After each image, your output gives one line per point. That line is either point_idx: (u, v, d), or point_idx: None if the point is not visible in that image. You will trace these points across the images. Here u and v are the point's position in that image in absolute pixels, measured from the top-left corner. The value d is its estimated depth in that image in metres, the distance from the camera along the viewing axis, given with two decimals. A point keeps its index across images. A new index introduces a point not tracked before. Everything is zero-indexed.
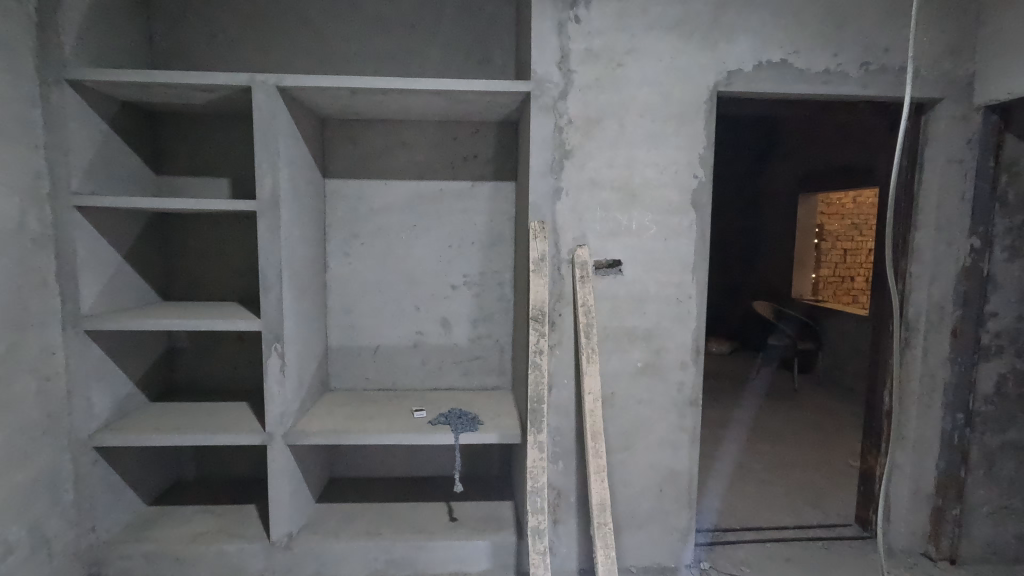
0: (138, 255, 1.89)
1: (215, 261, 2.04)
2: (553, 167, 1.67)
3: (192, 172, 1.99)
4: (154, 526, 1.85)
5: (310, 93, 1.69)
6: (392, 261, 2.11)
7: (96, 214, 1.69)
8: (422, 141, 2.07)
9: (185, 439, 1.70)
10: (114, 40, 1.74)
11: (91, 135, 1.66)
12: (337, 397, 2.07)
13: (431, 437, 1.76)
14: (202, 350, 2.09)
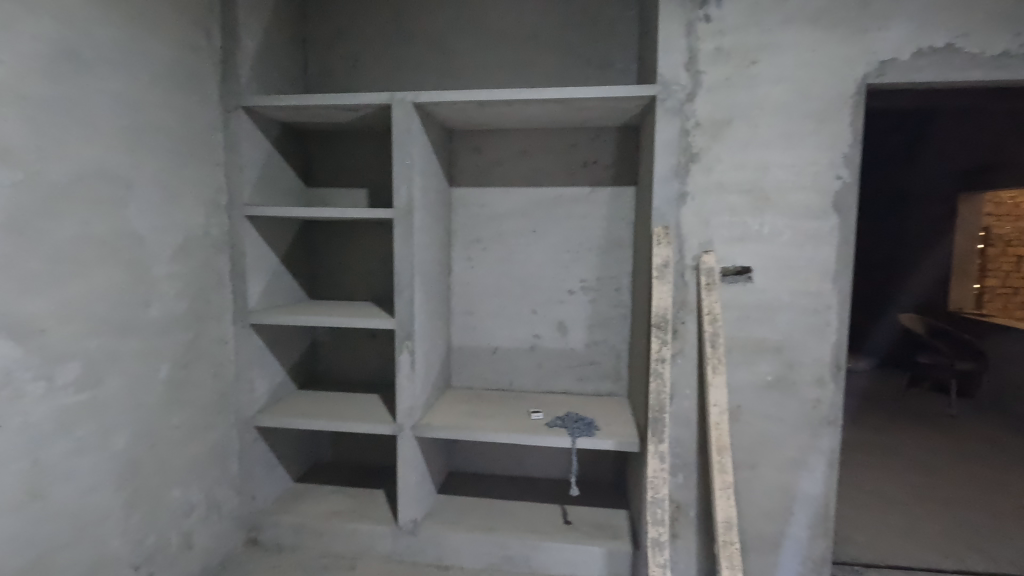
0: (291, 258, 2.13)
1: (354, 265, 2.24)
2: (678, 172, 1.63)
3: (336, 184, 2.20)
4: (299, 501, 2.06)
5: (442, 107, 1.80)
6: (511, 266, 2.18)
7: (261, 222, 1.93)
8: (542, 148, 2.11)
9: (328, 425, 1.88)
10: (277, 69, 1.97)
11: (258, 154, 1.90)
12: (458, 394, 2.18)
13: (548, 440, 1.79)
14: (341, 346, 2.30)
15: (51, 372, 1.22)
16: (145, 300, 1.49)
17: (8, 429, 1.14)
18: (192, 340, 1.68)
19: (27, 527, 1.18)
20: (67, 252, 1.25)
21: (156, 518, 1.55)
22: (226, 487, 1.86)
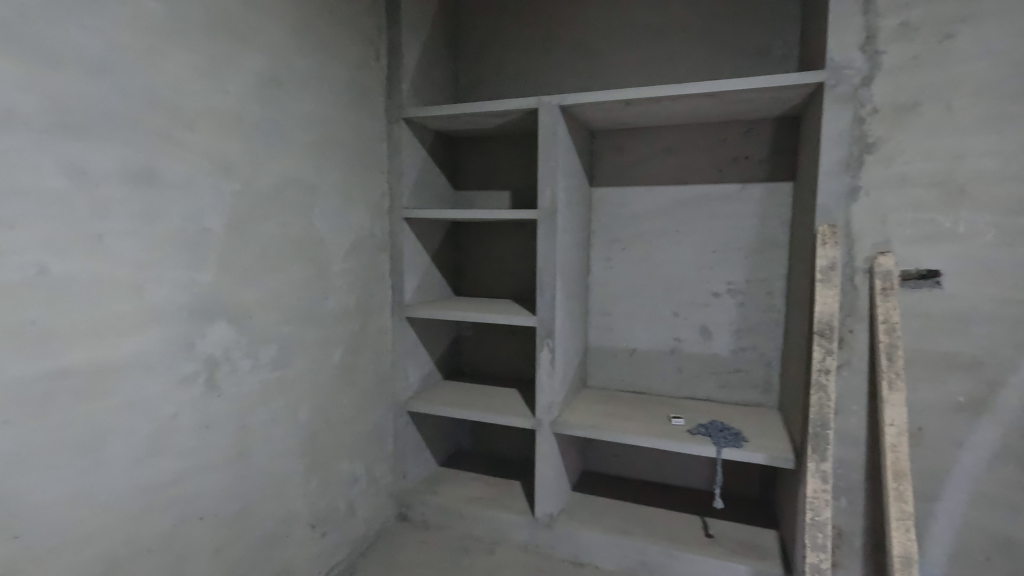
0: (441, 257, 2.28)
1: (497, 264, 2.35)
2: (849, 164, 1.47)
3: (482, 187, 2.32)
4: (444, 484, 2.21)
5: (587, 108, 1.81)
6: (652, 266, 2.13)
7: (417, 224, 2.09)
8: (688, 145, 2.04)
9: (472, 414, 2.00)
10: (433, 81, 2.13)
11: (415, 161, 2.06)
12: (595, 393, 2.18)
13: (691, 447, 1.72)
14: (482, 340, 2.42)
15: (255, 352, 1.44)
16: (323, 293, 1.68)
17: (225, 398, 1.35)
18: (359, 330, 1.88)
19: (236, 482, 1.40)
20: (268, 249, 1.46)
21: (328, 486, 1.75)
22: (382, 464, 2.04)
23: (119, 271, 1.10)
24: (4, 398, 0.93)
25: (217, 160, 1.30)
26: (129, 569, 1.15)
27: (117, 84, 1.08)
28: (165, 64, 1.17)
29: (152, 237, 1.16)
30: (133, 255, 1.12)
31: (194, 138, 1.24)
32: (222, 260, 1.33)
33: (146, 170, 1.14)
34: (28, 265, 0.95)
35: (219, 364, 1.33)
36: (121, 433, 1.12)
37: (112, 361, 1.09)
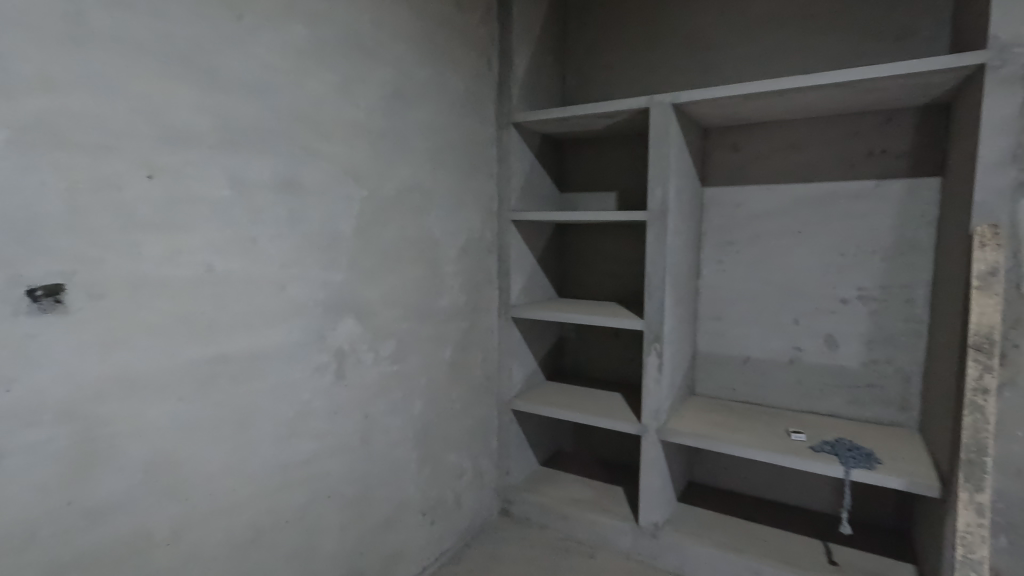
0: (546, 259, 2.30)
1: (601, 266, 2.33)
2: (1018, 155, 1.28)
3: (587, 189, 2.32)
4: (545, 484, 2.22)
5: (702, 105, 1.74)
6: (770, 270, 2.00)
7: (524, 225, 2.12)
8: (813, 140, 1.90)
9: (576, 416, 1.99)
10: (541, 85, 2.15)
11: (523, 164, 2.09)
12: (703, 402, 2.09)
13: (814, 466, 1.60)
14: (586, 343, 2.41)
15: (377, 346, 1.54)
16: (437, 292, 1.76)
17: (351, 387, 1.46)
18: (469, 328, 1.94)
19: (358, 465, 1.50)
20: (389, 250, 1.56)
21: (438, 476, 1.82)
22: (486, 459, 2.10)
23: (267, 269, 1.23)
24: (180, 378, 1.08)
25: (348, 168, 1.41)
26: (271, 536, 1.28)
27: (270, 102, 1.21)
28: (307, 82, 1.29)
29: (294, 238, 1.28)
30: (278, 255, 1.25)
31: (330, 149, 1.36)
32: (351, 259, 1.44)
33: (290, 178, 1.27)
34: (199, 263, 1.10)
35: (346, 356, 1.44)
36: (266, 414, 1.25)
37: (261, 349, 1.23)
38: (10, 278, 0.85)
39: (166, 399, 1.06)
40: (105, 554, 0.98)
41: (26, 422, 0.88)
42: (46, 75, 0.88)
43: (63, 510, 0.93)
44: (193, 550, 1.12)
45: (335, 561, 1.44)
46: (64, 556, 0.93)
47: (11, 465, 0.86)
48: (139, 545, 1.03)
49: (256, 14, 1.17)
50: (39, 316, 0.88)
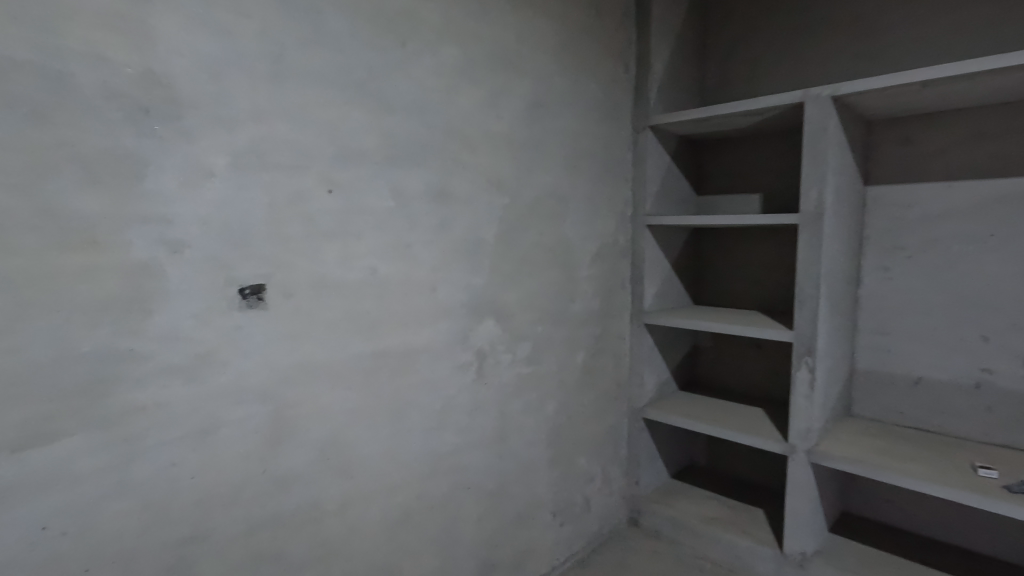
0: (681, 264, 2.22)
1: (742, 272, 2.20)
2: None
3: (729, 191, 2.20)
4: (677, 498, 2.14)
5: (867, 96, 1.58)
6: (950, 279, 1.74)
7: (659, 230, 2.06)
8: (1011, 128, 1.63)
9: (713, 430, 1.89)
10: (679, 86, 2.08)
11: (660, 168, 2.04)
12: (862, 425, 1.88)
13: (1010, 509, 1.36)
14: (723, 353, 2.28)
15: (514, 348, 1.59)
16: (570, 297, 1.77)
17: (490, 386, 1.53)
18: (601, 334, 1.93)
19: (495, 460, 1.56)
20: (527, 255, 1.60)
21: (569, 479, 1.83)
22: (616, 467, 2.07)
23: (421, 273, 1.33)
24: (348, 369, 1.21)
25: (492, 178, 1.48)
26: (418, 520, 1.38)
27: (425, 120, 1.32)
28: (458, 99, 1.39)
29: (443, 245, 1.38)
30: (430, 260, 1.35)
31: (476, 160, 1.44)
32: (493, 264, 1.51)
33: (442, 189, 1.36)
34: (365, 268, 1.23)
35: (486, 356, 1.51)
36: (416, 406, 1.35)
37: (414, 347, 1.33)
38: (227, 278, 1.02)
39: (337, 387, 1.20)
40: (288, 518, 1.13)
41: (236, 400, 1.05)
42: (256, 108, 1.04)
43: (259, 476, 1.09)
44: (356, 523, 1.25)
45: (472, 550, 1.52)
46: (259, 515, 1.09)
47: (225, 435, 1.03)
48: (313, 513, 1.17)
49: (416, 40, 1.29)
50: (247, 311, 1.05)
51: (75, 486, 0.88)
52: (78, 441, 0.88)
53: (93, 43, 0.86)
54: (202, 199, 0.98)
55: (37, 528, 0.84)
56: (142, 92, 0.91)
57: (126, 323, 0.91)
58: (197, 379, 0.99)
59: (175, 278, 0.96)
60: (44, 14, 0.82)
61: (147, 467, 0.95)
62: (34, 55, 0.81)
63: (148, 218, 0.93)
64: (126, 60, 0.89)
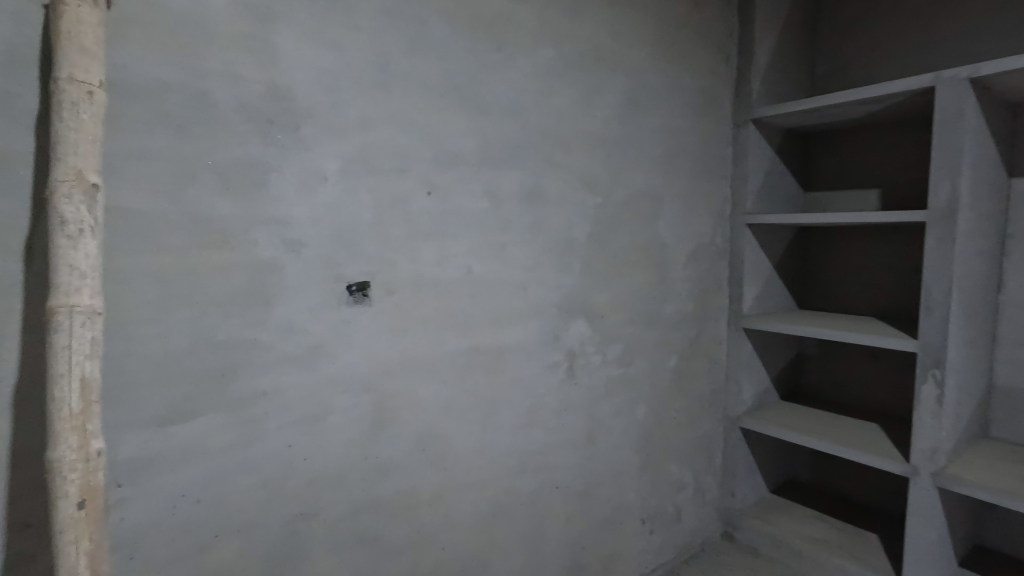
0: (785, 265, 2.08)
1: (856, 275, 2.02)
2: None
3: (842, 187, 2.03)
4: (777, 514, 2.00)
5: (1014, 76, 1.39)
6: None
7: (761, 229, 1.94)
8: None
9: (820, 445, 1.75)
10: (785, 76, 1.95)
11: (763, 163, 1.92)
12: (1002, 448, 1.66)
13: None
14: (832, 362, 2.12)
15: (604, 349, 1.57)
16: (664, 298, 1.71)
17: (580, 386, 1.52)
18: (697, 337, 1.84)
19: (584, 461, 1.55)
20: (620, 255, 1.57)
21: (660, 486, 1.77)
22: (710, 476, 1.97)
23: (514, 272, 1.35)
24: (444, 364, 1.26)
25: (585, 177, 1.47)
26: (507, 515, 1.40)
27: (520, 121, 1.34)
28: (552, 99, 1.39)
29: (535, 244, 1.39)
30: (523, 260, 1.37)
31: (570, 160, 1.44)
32: (584, 264, 1.49)
33: (535, 189, 1.38)
34: (460, 266, 1.27)
35: (577, 356, 1.50)
36: (507, 403, 1.37)
37: (506, 344, 1.36)
38: (337, 275, 1.09)
39: (433, 381, 1.25)
40: (387, 503, 1.20)
41: (343, 389, 1.12)
42: (364, 115, 1.11)
43: (362, 462, 1.15)
44: (449, 513, 1.29)
45: (560, 549, 1.51)
46: (361, 498, 1.16)
47: (333, 421, 1.11)
48: (409, 501, 1.23)
49: (512, 43, 1.31)
50: (354, 306, 1.12)
51: (208, 460, 0.98)
52: (212, 420, 0.98)
53: (229, 62, 0.96)
54: (317, 202, 1.06)
55: (177, 495, 0.95)
56: (267, 105, 1.00)
57: (252, 314, 1.01)
58: (310, 368, 1.08)
59: (292, 274, 1.04)
60: (189, 38, 0.92)
61: (266, 447, 1.04)
62: (181, 75, 0.92)
63: (270, 220, 1.01)
64: (255, 76, 0.98)
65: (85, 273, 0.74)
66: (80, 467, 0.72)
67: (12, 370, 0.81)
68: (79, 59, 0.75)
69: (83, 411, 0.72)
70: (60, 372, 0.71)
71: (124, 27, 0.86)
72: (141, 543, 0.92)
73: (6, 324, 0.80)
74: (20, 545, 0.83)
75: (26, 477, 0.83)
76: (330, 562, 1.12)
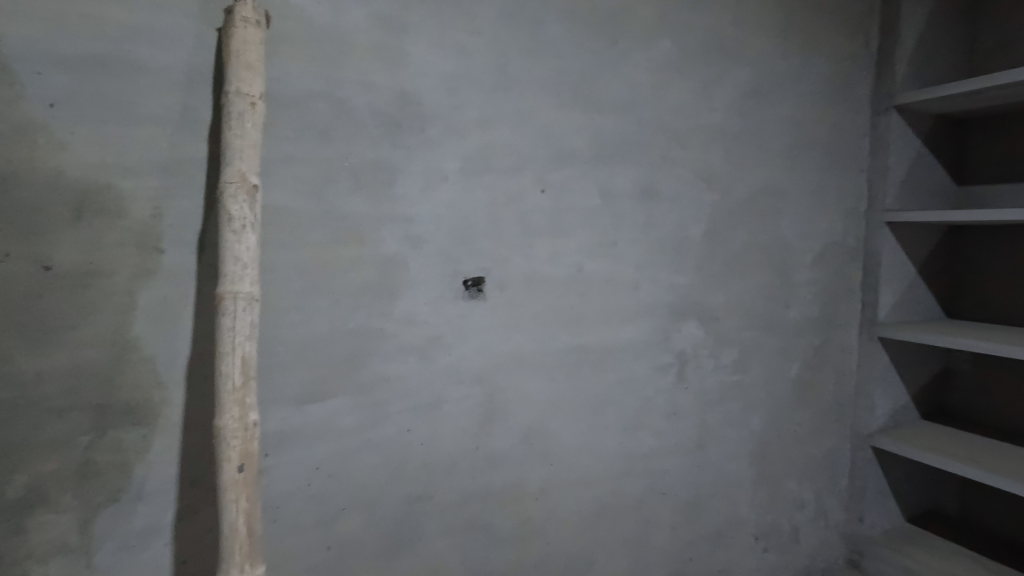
0: (930, 269, 1.85)
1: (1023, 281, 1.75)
2: None
3: (1007, 180, 1.77)
4: (914, 547, 1.78)
5: None
6: None
7: (902, 227, 1.74)
8: None
9: (972, 473, 1.53)
10: (937, 56, 1.74)
11: (908, 154, 1.72)
12: None
13: None
14: (988, 379, 1.85)
15: (719, 353, 1.48)
16: (787, 301, 1.58)
17: (691, 391, 1.45)
18: (824, 346, 1.68)
19: (694, 470, 1.48)
20: (739, 255, 1.48)
21: (777, 504, 1.64)
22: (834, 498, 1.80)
23: (624, 271, 1.33)
24: (554, 361, 1.27)
25: (701, 172, 1.41)
26: (612, 517, 1.37)
27: (635, 117, 1.31)
28: (669, 93, 1.35)
29: (648, 243, 1.35)
30: (635, 258, 1.34)
31: (686, 155, 1.38)
32: (700, 263, 1.43)
33: (649, 187, 1.34)
34: (571, 264, 1.27)
35: (688, 360, 1.44)
36: (614, 403, 1.35)
37: (615, 344, 1.34)
38: (454, 271, 1.14)
39: (541, 377, 1.26)
40: (495, 493, 1.23)
41: (458, 379, 1.17)
42: (483, 116, 1.15)
43: (473, 451, 1.20)
44: (554, 509, 1.30)
45: (666, 558, 1.46)
46: (471, 486, 1.20)
47: (448, 410, 1.16)
48: (516, 494, 1.25)
49: (629, 38, 1.29)
50: (469, 301, 1.16)
51: (338, 439, 1.06)
52: (342, 401, 1.06)
53: (365, 71, 1.03)
54: (438, 200, 1.12)
55: (312, 469, 1.05)
56: (397, 109, 1.07)
57: (379, 305, 1.08)
58: (428, 358, 1.14)
59: (414, 269, 1.11)
60: (331, 50, 1.00)
61: (388, 431, 1.11)
62: (324, 85, 1.00)
63: (396, 217, 1.08)
64: (386, 83, 1.05)
65: (246, 264, 0.83)
66: (240, 435, 0.81)
67: (187, 348, 0.94)
68: (244, 75, 0.84)
69: (243, 385, 0.82)
70: (226, 351, 0.81)
71: (279, 44, 0.96)
72: (282, 508, 1.03)
73: (182, 307, 0.93)
74: (188, 500, 0.95)
75: (194, 441, 0.95)
76: (442, 545, 1.18)
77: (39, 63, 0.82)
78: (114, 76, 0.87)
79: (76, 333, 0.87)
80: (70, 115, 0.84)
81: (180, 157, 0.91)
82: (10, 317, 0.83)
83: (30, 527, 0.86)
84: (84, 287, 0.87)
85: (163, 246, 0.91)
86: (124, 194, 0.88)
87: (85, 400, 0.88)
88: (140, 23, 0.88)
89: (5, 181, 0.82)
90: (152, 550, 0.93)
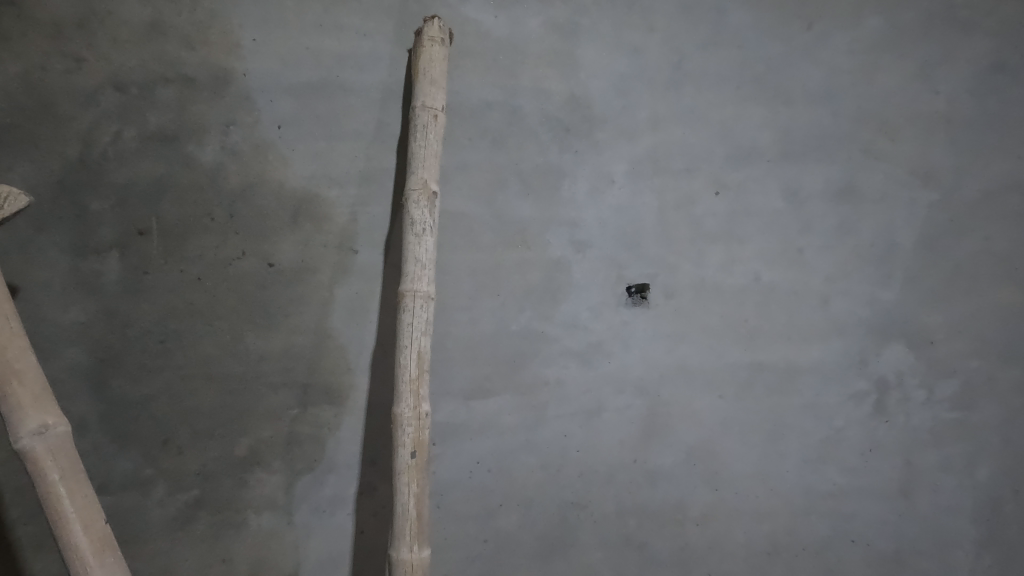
0: None
1: None
2: None
3: None
4: None
5: None
6: None
7: None
8: None
9: None
10: None
11: None
12: None
13: None
14: None
15: (934, 385, 1.22)
16: None
17: (895, 426, 1.22)
18: None
19: (896, 520, 1.24)
20: (967, 266, 1.21)
21: None
22: None
23: (811, 281, 1.18)
24: (725, 376, 1.17)
25: (918, 167, 1.19)
26: (785, 557, 1.21)
27: (831, 108, 1.16)
28: (878, 77, 1.17)
29: (843, 250, 1.18)
30: (824, 268, 1.18)
31: (896, 148, 1.18)
32: (911, 275, 1.20)
33: (847, 185, 1.17)
34: (748, 272, 1.16)
35: (891, 389, 1.21)
36: (796, 430, 1.20)
37: (798, 364, 1.19)
38: (619, 276, 1.12)
39: (710, 394, 1.17)
40: (653, 511, 1.17)
41: (618, 388, 1.13)
42: (655, 116, 1.11)
43: (630, 465, 1.15)
44: (718, 538, 1.19)
45: None
46: (628, 501, 1.16)
47: (607, 418, 1.13)
48: (677, 516, 1.18)
49: (827, 19, 1.14)
50: (633, 308, 1.13)
51: (499, 436, 1.10)
52: (504, 400, 1.09)
53: (538, 79, 1.06)
54: (605, 204, 1.10)
55: (474, 462, 1.09)
56: (567, 115, 1.08)
57: (542, 308, 1.10)
58: (589, 365, 1.12)
59: (578, 273, 1.10)
60: (507, 61, 1.04)
61: (547, 434, 1.11)
62: (499, 94, 1.04)
63: (562, 221, 1.09)
64: (559, 89, 1.07)
65: (425, 264, 0.89)
66: (414, 423, 0.87)
67: (373, 339, 1.04)
68: (429, 90, 0.91)
69: (418, 377, 0.87)
70: (405, 343, 0.87)
71: (461, 59, 1.02)
72: (446, 496, 1.08)
73: (371, 302, 1.04)
74: (368, 476, 1.06)
75: (376, 422, 1.05)
76: (595, 557, 1.15)
77: (272, 93, 0.98)
78: (326, 98, 0.99)
79: (289, 321, 1.01)
80: (292, 135, 0.99)
81: (374, 168, 1.02)
82: (243, 304, 1.00)
83: (250, 482, 1.02)
84: (296, 282, 1.01)
85: (357, 247, 1.02)
86: (330, 201, 1.01)
87: (294, 378, 1.02)
88: (348, 51, 0.99)
89: (245, 192, 0.98)
90: (339, 517, 1.05)
